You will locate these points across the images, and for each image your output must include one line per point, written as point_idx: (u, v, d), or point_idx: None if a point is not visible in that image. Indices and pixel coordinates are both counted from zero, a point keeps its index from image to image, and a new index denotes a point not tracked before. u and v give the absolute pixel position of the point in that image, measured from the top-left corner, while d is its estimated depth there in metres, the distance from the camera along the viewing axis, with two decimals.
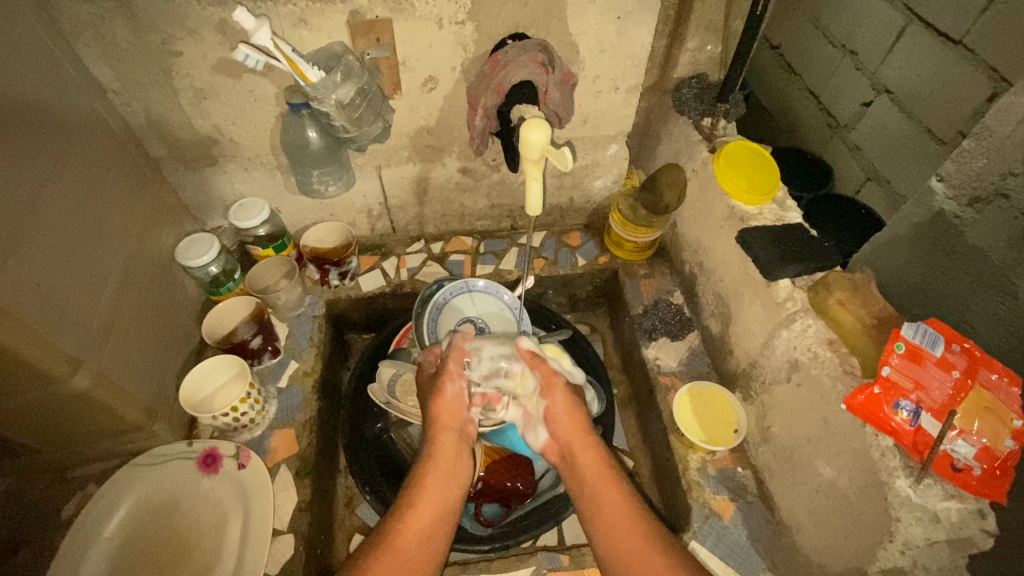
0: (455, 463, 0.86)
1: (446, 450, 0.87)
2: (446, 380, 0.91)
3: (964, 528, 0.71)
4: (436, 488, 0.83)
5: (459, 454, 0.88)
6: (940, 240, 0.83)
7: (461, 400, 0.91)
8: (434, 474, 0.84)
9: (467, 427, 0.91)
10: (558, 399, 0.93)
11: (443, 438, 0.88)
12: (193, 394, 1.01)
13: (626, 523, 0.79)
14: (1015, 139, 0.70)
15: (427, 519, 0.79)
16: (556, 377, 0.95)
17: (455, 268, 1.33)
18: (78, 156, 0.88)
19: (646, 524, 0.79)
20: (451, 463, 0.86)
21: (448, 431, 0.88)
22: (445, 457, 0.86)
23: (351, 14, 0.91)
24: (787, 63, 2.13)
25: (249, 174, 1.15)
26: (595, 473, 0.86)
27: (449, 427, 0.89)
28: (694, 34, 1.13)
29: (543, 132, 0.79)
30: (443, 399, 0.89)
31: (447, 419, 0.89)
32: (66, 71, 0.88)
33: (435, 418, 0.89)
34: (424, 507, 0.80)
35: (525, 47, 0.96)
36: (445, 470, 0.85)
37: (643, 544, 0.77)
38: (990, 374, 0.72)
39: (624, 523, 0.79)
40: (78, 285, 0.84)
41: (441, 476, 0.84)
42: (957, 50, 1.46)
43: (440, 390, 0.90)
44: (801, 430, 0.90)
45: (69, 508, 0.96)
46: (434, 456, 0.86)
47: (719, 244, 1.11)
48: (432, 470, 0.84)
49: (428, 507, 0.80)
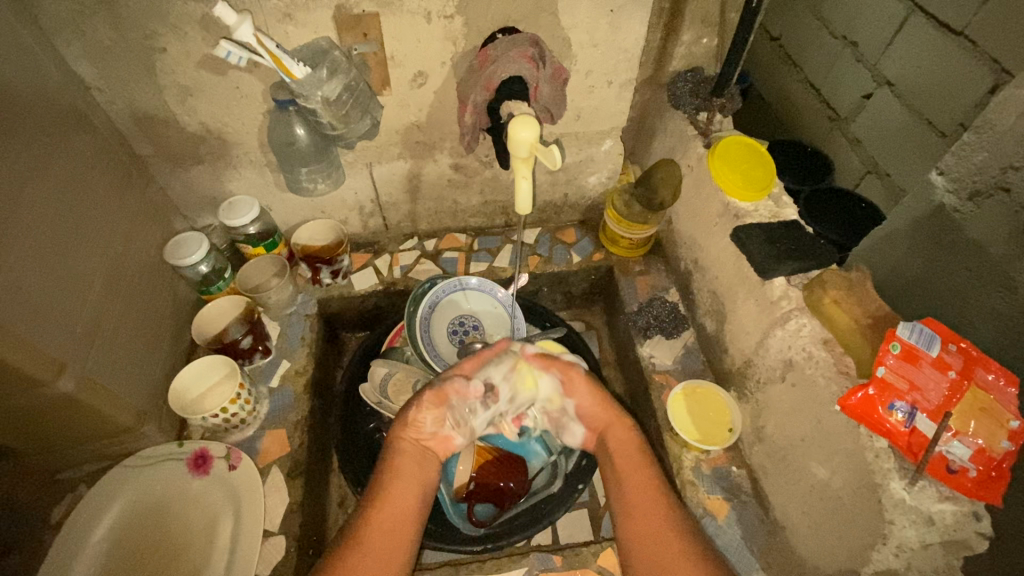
0: (417, 470, 0.84)
1: (409, 465, 0.84)
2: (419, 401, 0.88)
3: (958, 531, 0.70)
4: (404, 496, 0.80)
5: (424, 468, 0.85)
6: (939, 233, 0.82)
7: (423, 419, 0.87)
8: (396, 483, 0.81)
9: (429, 444, 0.88)
10: (584, 392, 0.94)
11: (408, 453, 0.85)
12: (182, 394, 1.00)
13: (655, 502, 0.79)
14: (1016, 133, 0.69)
15: (390, 517, 0.77)
16: (574, 371, 0.96)
17: (449, 265, 1.32)
18: (60, 157, 0.87)
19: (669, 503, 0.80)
20: (413, 471, 0.83)
21: (410, 448, 0.85)
22: (410, 470, 0.83)
23: (337, 9, 0.89)
24: (787, 55, 2.11)
25: (238, 172, 1.14)
26: (622, 455, 0.87)
27: (414, 441, 0.86)
28: (689, 27, 1.11)
29: (531, 129, 0.78)
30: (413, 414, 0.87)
31: (410, 438, 0.86)
32: (48, 70, 0.86)
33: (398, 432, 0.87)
34: (396, 511, 0.78)
35: (515, 41, 0.94)
36: (408, 476, 0.82)
37: (668, 529, 0.76)
38: (986, 375, 0.71)
39: (648, 503, 0.79)
40: (62, 287, 0.83)
41: (404, 482, 0.81)
42: (958, 41, 1.43)
43: (406, 412, 0.87)
44: (795, 430, 0.89)
45: (59, 511, 0.97)
46: (395, 463, 0.83)
47: (714, 241, 1.09)
48: (392, 475, 0.82)
49: (393, 507, 0.78)
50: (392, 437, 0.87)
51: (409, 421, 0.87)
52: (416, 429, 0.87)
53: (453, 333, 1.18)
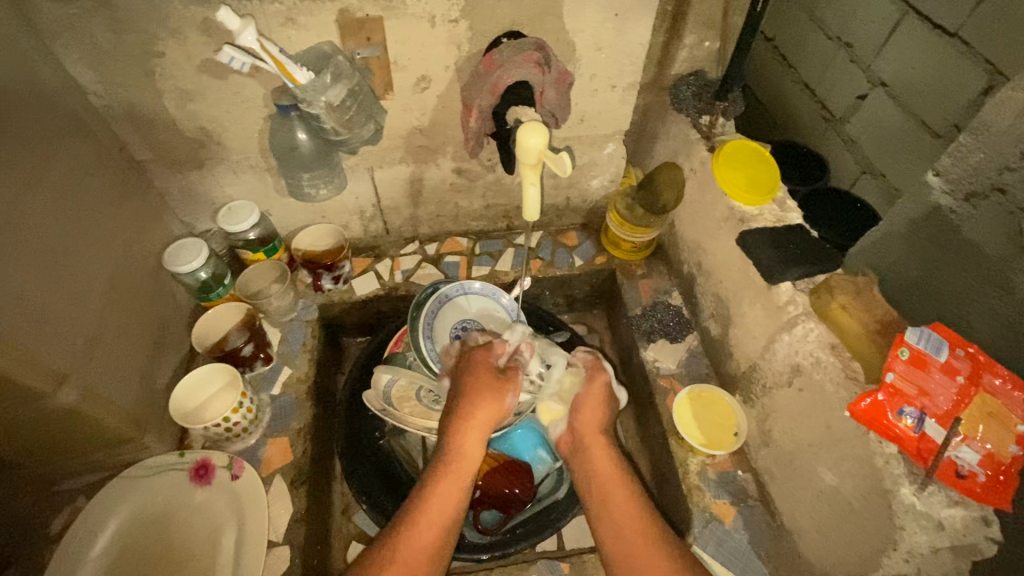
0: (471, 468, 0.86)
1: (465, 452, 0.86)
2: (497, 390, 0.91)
3: (968, 535, 0.70)
4: (451, 492, 0.83)
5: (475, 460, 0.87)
6: (936, 235, 0.82)
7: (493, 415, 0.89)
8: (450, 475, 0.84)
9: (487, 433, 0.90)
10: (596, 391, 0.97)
11: (469, 441, 0.87)
12: (184, 404, 0.98)
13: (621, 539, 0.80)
14: (1012, 134, 0.70)
15: (442, 514, 0.81)
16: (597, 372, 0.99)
17: (450, 269, 1.31)
18: (56, 166, 0.85)
19: (649, 530, 0.81)
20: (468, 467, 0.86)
21: (473, 434, 0.87)
22: (466, 461, 0.86)
23: (340, 12, 0.88)
24: (782, 56, 2.11)
25: (238, 177, 1.12)
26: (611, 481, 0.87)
27: (475, 431, 0.88)
28: (692, 30, 1.10)
29: (540, 135, 0.77)
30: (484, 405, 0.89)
31: (474, 421, 0.88)
32: (44, 75, 0.84)
33: (467, 416, 0.88)
34: (440, 504, 0.82)
35: (520, 46, 0.93)
36: (462, 472, 0.85)
37: (649, 552, 0.78)
38: (994, 380, 0.71)
39: (631, 527, 0.82)
40: (61, 296, 0.82)
41: (457, 475, 0.84)
42: (952, 42, 1.44)
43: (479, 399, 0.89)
44: (803, 435, 0.89)
45: (59, 522, 0.96)
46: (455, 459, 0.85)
47: (718, 245, 1.09)
48: (447, 472, 0.84)
49: (438, 505, 0.82)
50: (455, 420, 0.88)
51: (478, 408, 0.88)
52: (483, 417, 0.88)
53: (456, 336, 1.16)
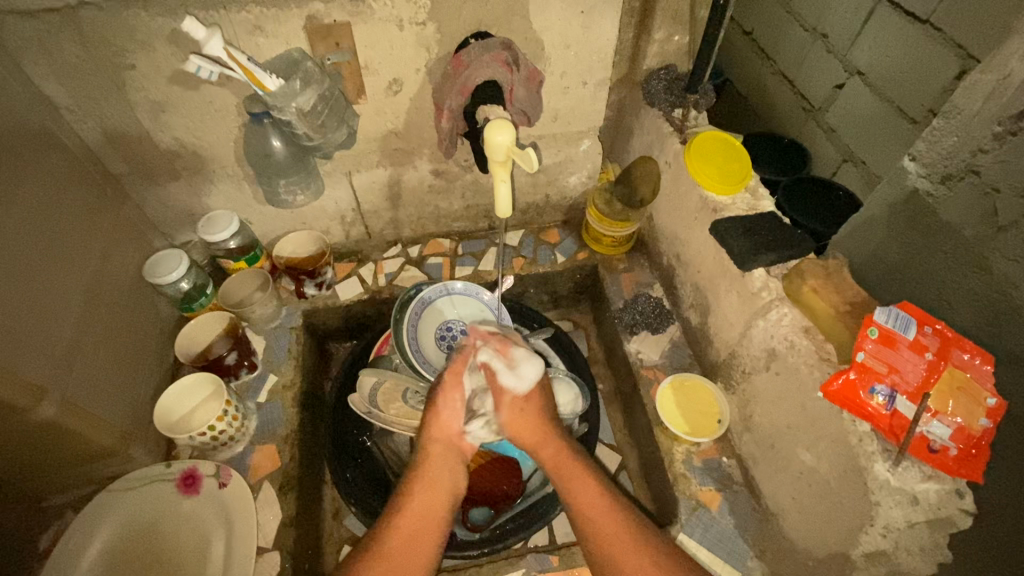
0: (446, 474, 0.86)
1: (435, 461, 0.87)
2: (455, 394, 0.92)
3: (941, 509, 0.71)
4: (427, 499, 0.82)
5: (452, 472, 0.87)
6: (914, 219, 0.85)
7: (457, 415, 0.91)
8: (420, 489, 0.83)
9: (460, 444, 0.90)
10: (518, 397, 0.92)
11: (437, 450, 0.88)
12: (168, 415, 0.98)
13: (600, 512, 0.80)
14: (982, 117, 0.73)
15: (417, 520, 0.79)
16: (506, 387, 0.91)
17: (433, 271, 1.32)
18: (31, 182, 0.85)
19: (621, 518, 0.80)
20: (445, 475, 0.85)
21: (438, 443, 0.88)
22: (436, 472, 0.85)
23: (308, 19, 0.89)
24: (759, 48, 2.14)
25: (215, 186, 1.13)
26: (563, 467, 0.87)
27: (441, 440, 0.89)
28: (660, 25, 1.12)
29: (507, 133, 0.79)
30: (442, 411, 0.91)
31: (438, 432, 0.89)
32: (14, 91, 0.85)
33: (430, 431, 0.89)
34: (415, 514, 0.80)
35: (488, 46, 0.94)
36: (434, 481, 0.84)
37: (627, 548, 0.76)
38: (962, 355, 0.73)
39: (602, 512, 0.80)
40: (39, 311, 0.82)
41: (428, 488, 0.83)
42: (924, 29, 1.46)
43: (438, 407, 0.91)
44: (782, 418, 0.90)
45: (47, 538, 0.95)
46: (426, 468, 0.86)
47: (694, 235, 1.11)
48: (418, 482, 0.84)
49: (414, 510, 0.80)
50: (424, 433, 0.90)
51: (443, 415, 0.91)
52: (446, 423, 0.90)
53: (441, 338, 1.18)
